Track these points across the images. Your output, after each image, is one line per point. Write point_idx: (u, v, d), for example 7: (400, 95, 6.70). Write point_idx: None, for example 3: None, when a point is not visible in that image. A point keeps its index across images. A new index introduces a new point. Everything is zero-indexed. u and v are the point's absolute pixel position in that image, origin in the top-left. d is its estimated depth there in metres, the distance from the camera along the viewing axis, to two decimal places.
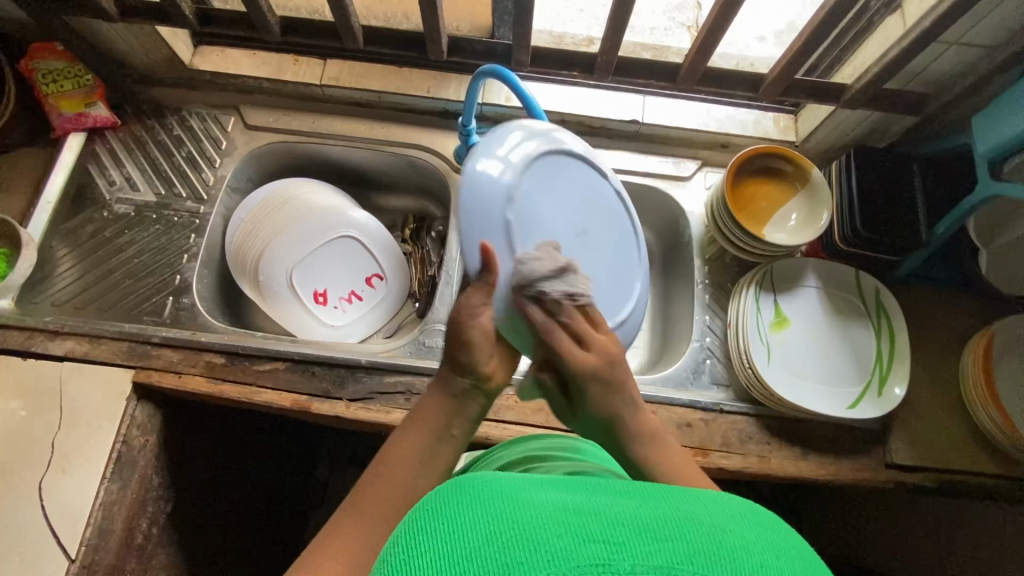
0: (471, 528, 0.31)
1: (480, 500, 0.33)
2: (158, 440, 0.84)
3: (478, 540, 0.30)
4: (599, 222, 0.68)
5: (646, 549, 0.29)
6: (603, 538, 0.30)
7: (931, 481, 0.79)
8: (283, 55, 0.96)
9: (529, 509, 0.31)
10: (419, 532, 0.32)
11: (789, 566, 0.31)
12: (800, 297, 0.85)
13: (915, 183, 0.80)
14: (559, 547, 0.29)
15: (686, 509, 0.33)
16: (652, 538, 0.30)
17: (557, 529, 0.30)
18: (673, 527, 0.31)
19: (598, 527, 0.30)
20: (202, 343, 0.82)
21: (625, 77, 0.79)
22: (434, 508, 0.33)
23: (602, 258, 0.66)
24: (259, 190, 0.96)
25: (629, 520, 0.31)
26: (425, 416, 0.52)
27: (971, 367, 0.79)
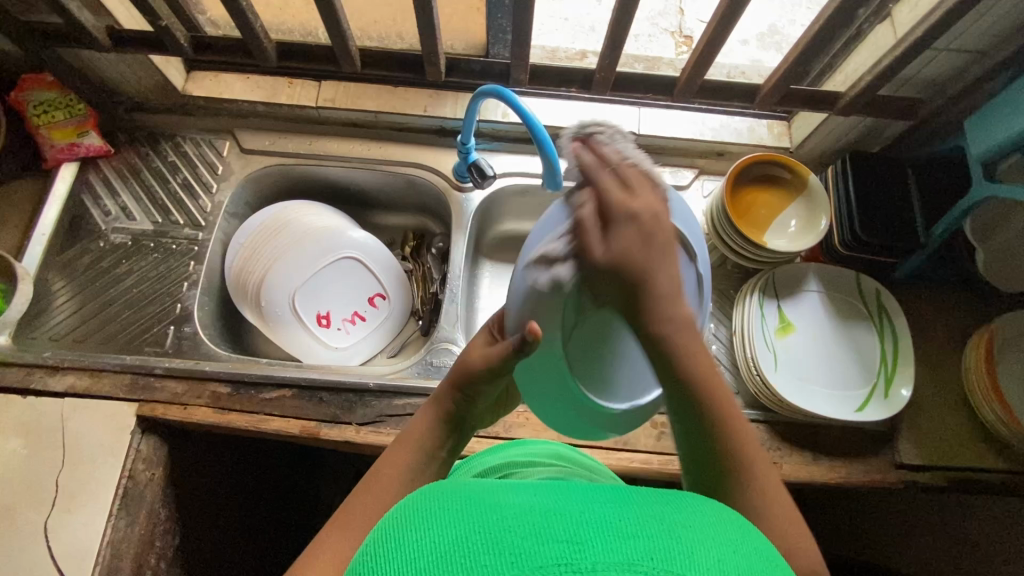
0: (437, 530, 0.32)
1: (445, 513, 0.34)
2: (165, 473, 0.83)
3: (440, 550, 0.31)
4: None
5: (608, 548, 0.30)
6: (563, 539, 0.30)
7: (940, 480, 0.80)
8: (277, 78, 0.95)
9: (493, 513, 0.33)
10: (383, 546, 0.32)
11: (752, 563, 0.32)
12: (803, 302, 0.86)
13: (910, 186, 0.81)
14: (522, 548, 0.30)
15: (649, 509, 0.34)
16: (614, 535, 0.31)
17: (520, 531, 0.31)
18: (638, 526, 0.32)
19: (561, 527, 0.31)
20: (206, 373, 0.81)
21: (623, 91, 0.79)
22: (407, 516, 0.34)
23: None
24: (257, 214, 0.96)
25: (593, 520, 0.32)
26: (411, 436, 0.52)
27: (974, 365, 0.80)
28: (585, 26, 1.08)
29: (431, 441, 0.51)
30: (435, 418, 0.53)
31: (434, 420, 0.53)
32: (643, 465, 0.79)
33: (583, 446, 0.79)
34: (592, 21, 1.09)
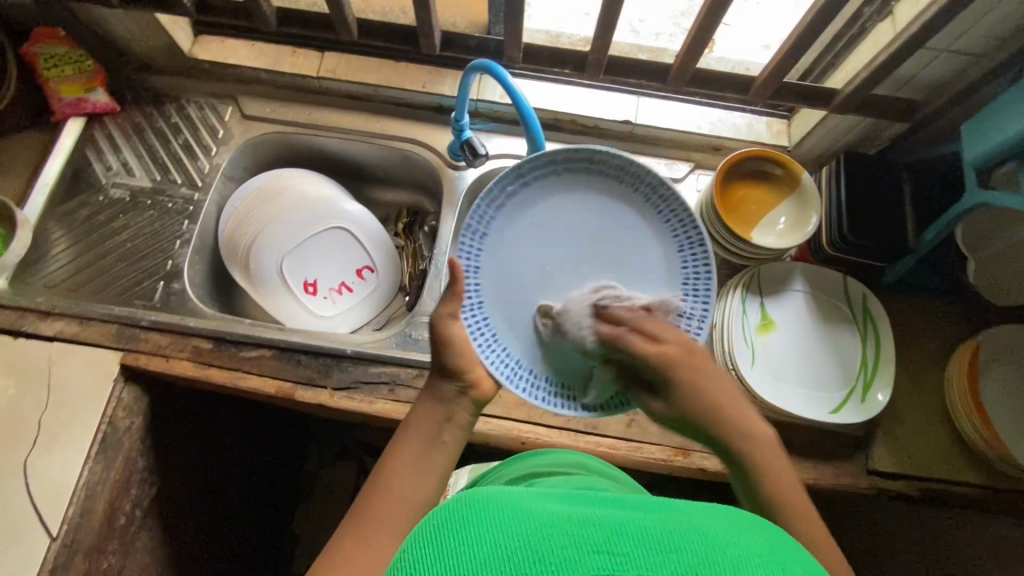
0: (486, 536, 0.34)
1: (491, 515, 0.36)
2: (145, 422, 0.85)
3: (492, 550, 0.33)
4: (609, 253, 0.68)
5: (651, 562, 0.33)
6: (609, 551, 0.33)
7: (912, 489, 0.79)
8: (282, 47, 0.97)
9: (533, 521, 0.35)
10: (434, 542, 0.35)
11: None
12: (787, 300, 0.85)
13: (903, 190, 0.80)
14: (566, 558, 0.32)
15: (684, 519, 0.36)
16: (660, 550, 0.33)
17: (564, 542, 0.33)
18: (674, 539, 0.34)
19: (603, 540, 0.34)
20: (190, 328, 0.83)
21: (616, 75, 0.78)
22: (443, 522, 0.36)
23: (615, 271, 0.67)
24: (254, 178, 0.97)
25: (631, 532, 0.34)
26: (422, 424, 0.58)
27: (957, 378, 0.79)
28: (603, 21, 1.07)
29: (434, 428, 0.58)
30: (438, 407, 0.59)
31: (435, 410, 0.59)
32: (610, 450, 0.79)
33: (552, 428, 0.80)
34: None
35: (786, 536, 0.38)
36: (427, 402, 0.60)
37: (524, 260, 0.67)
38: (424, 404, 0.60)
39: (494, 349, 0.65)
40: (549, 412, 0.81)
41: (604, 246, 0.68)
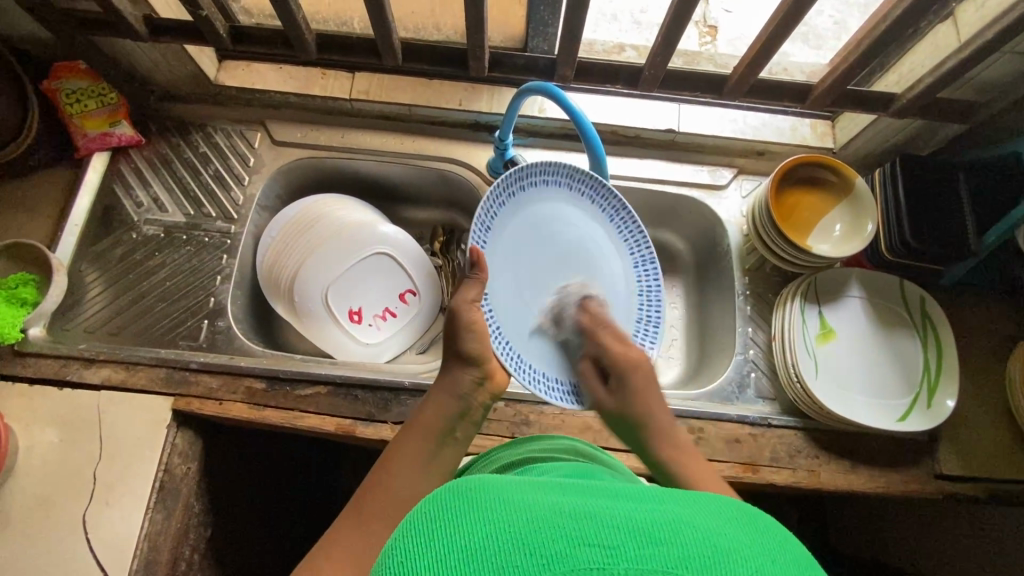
0: (468, 531, 0.31)
1: (473, 502, 0.32)
2: (199, 466, 0.83)
3: (474, 541, 0.30)
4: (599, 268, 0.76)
5: (644, 553, 0.29)
6: (597, 542, 0.29)
7: (980, 492, 0.79)
8: (311, 69, 0.94)
9: (521, 508, 0.31)
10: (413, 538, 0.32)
11: (787, 568, 0.31)
12: (844, 307, 0.84)
13: (962, 192, 0.79)
14: (554, 555, 0.29)
15: (684, 511, 0.32)
16: (650, 541, 0.30)
17: (549, 532, 0.30)
18: (665, 530, 0.30)
19: (592, 530, 0.30)
20: (242, 368, 0.81)
21: (670, 89, 0.76)
22: (423, 517, 0.33)
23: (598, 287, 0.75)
24: (289, 206, 0.95)
25: (625, 523, 0.30)
26: (424, 422, 0.60)
27: (1018, 376, 0.79)
28: (606, 15, 1.05)
29: (438, 428, 0.60)
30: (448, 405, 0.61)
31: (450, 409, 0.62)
32: None
33: (618, 450, 0.79)
34: (612, 8, 1.06)
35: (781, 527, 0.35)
36: (434, 400, 0.63)
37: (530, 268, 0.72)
38: (431, 401, 0.62)
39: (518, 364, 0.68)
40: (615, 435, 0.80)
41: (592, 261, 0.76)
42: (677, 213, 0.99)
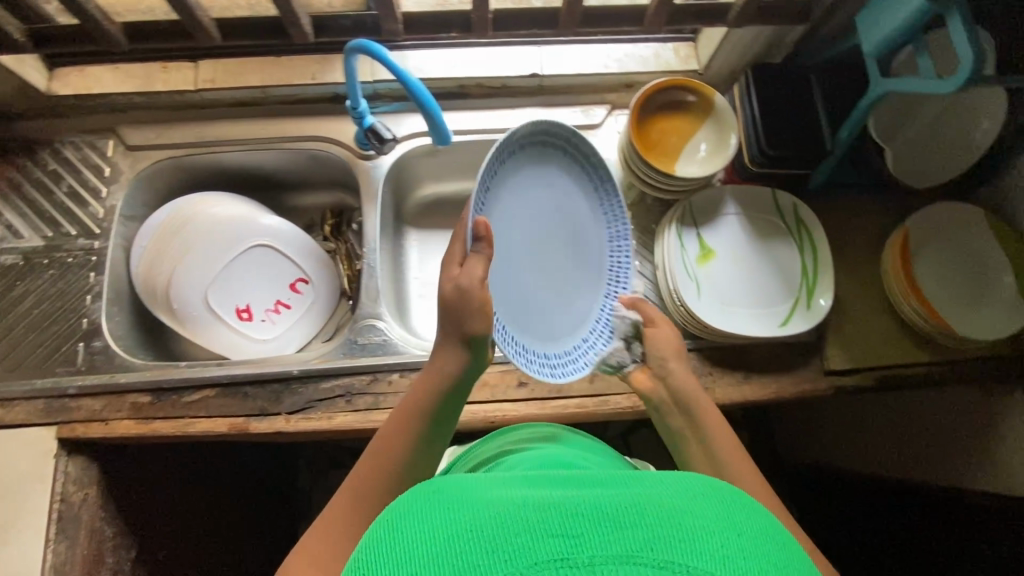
0: (439, 529, 0.34)
1: (446, 504, 0.35)
2: (101, 490, 0.81)
3: (445, 539, 0.33)
4: (572, 242, 0.73)
5: (603, 539, 0.32)
6: (561, 532, 0.32)
7: (867, 380, 0.82)
8: (151, 64, 0.89)
9: (490, 508, 0.34)
10: (384, 533, 0.34)
11: (743, 538, 0.34)
12: (722, 226, 0.85)
13: (814, 94, 0.80)
14: (519, 547, 0.32)
15: (643, 493, 0.36)
16: (611, 527, 0.33)
17: (515, 526, 0.33)
18: (628, 514, 0.33)
19: (557, 521, 0.33)
20: (123, 385, 0.78)
21: (507, 30, 0.73)
22: (400, 512, 0.36)
23: (565, 260, 0.72)
24: (158, 212, 0.91)
25: (588, 511, 0.34)
26: (403, 416, 0.61)
27: (892, 264, 0.81)
28: None
29: (418, 419, 0.61)
30: (434, 397, 0.61)
31: (441, 388, 0.61)
32: (578, 410, 0.79)
33: (516, 401, 0.79)
34: None
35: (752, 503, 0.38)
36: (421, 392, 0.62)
37: (521, 236, 0.66)
38: (413, 394, 0.62)
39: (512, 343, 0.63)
40: (512, 386, 0.80)
41: (566, 229, 0.72)
42: None
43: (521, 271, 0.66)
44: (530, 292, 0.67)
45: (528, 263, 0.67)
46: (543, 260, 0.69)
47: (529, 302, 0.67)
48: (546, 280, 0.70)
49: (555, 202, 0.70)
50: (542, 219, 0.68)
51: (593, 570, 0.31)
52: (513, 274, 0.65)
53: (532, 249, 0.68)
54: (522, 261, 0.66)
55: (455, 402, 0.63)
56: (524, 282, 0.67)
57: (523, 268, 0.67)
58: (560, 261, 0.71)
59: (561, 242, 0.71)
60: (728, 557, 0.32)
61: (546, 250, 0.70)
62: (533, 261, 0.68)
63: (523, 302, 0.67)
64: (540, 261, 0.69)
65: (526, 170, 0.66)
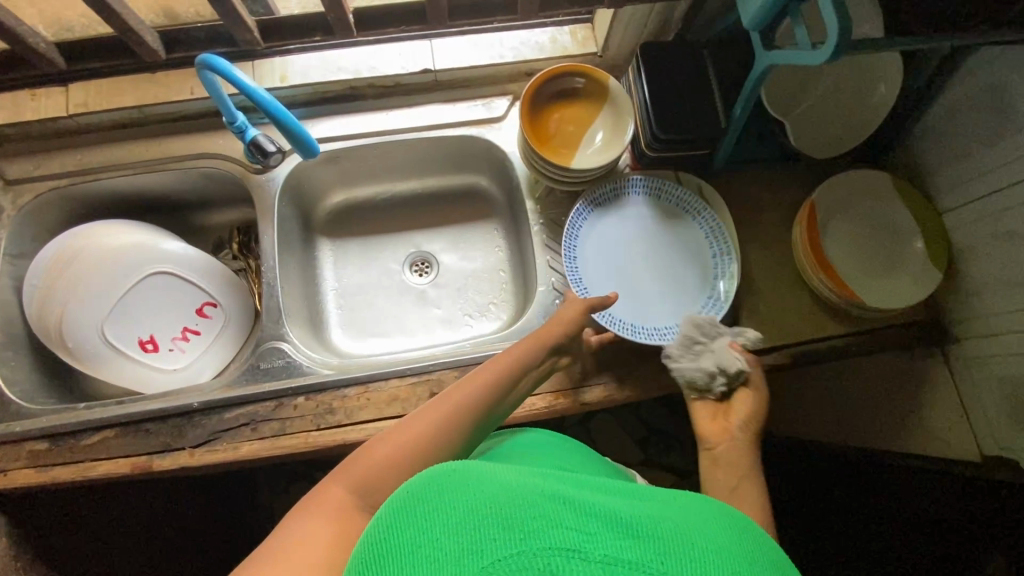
0: (456, 506, 0.35)
1: (472, 482, 0.37)
2: (10, 541, 0.78)
3: (464, 514, 0.34)
4: (672, 236, 0.82)
5: (618, 544, 0.33)
6: (577, 528, 0.34)
7: (787, 359, 0.80)
8: (16, 92, 0.84)
9: (513, 490, 0.36)
10: (406, 506, 0.36)
11: (747, 565, 0.36)
12: (628, 211, 0.83)
13: (706, 70, 0.77)
14: (536, 528, 0.33)
15: (659, 515, 0.38)
16: (625, 534, 0.34)
17: (534, 512, 0.34)
18: (644, 528, 0.35)
19: (575, 518, 0.34)
20: (18, 434, 0.76)
21: (371, 30, 0.69)
22: (421, 486, 0.37)
23: (667, 254, 0.82)
24: (48, 245, 0.87)
25: (613, 521, 0.35)
26: (458, 393, 0.55)
27: (801, 240, 0.79)
28: None
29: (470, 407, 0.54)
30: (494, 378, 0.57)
31: (509, 368, 0.58)
32: None
33: None
34: None
35: (768, 543, 0.40)
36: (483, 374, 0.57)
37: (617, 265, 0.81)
38: (467, 376, 0.57)
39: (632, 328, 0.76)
40: (423, 398, 0.78)
41: (655, 239, 0.82)
42: (468, 154, 0.95)
43: (632, 288, 0.80)
44: (644, 295, 0.80)
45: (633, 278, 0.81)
46: (647, 266, 0.81)
47: (654, 298, 0.80)
48: (660, 279, 0.81)
49: (633, 226, 0.83)
50: (630, 245, 0.82)
51: (604, 568, 0.32)
52: (621, 290, 0.80)
53: (634, 266, 0.81)
54: (624, 276, 0.80)
55: (516, 383, 0.60)
56: (639, 288, 0.80)
57: (633, 284, 0.80)
58: (664, 260, 0.82)
59: (658, 246, 0.82)
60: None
61: (646, 261, 0.82)
62: (636, 274, 0.81)
63: (648, 299, 0.80)
64: (643, 269, 0.81)
65: (599, 226, 0.82)
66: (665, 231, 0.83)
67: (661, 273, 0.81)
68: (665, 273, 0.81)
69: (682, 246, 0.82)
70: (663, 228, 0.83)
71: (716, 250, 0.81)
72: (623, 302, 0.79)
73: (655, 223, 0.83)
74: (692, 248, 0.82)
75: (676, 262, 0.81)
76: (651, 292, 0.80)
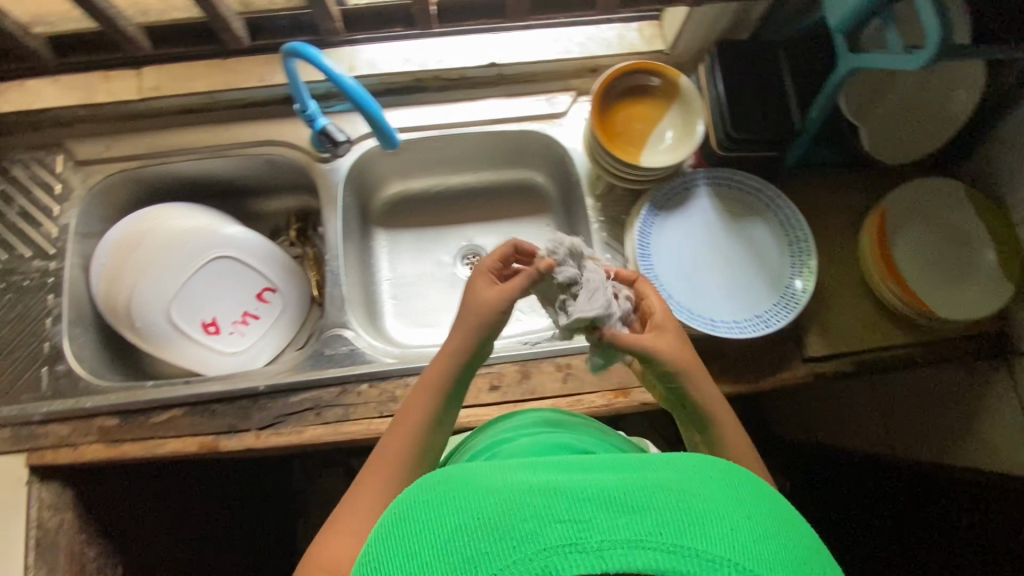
0: (446, 524, 0.36)
1: (456, 494, 0.38)
2: (77, 514, 0.80)
3: (453, 531, 0.36)
4: (742, 229, 0.82)
5: (612, 524, 0.34)
6: (568, 518, 0.34)
7: (847, 365, 0.80)
8: (90, 74, 0.86)
9: (493, 497, 0.36)
10: (403, 529, 0.38)
11: (751, 522, 0.36)
12: (700, 203, 0.82)
13: (782, 71, 0.76)
14: (528, 531, 0.34)
15: (657, 480, 0.38)
16: (619, 512, 0.35)
17: (522, 513, 0.35)
18: (634, 500, 0.35)
19: (563, 508, 0.35)
20: (89, 410, 0.78)
21: (452, 23, 0.69)
22: (411, 508, 0.39)
23: (737, 247, 0.81)
24: (115, 226, 0.88)
25: (606, 498, 0.35)
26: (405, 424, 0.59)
27: (869, 248, 0.79)
28: None
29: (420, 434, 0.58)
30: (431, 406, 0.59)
31: (435, 397, 0.60)
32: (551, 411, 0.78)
33: (489, 405, 0.78)
34: None
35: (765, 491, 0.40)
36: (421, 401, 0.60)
37: (685, 258, 0.81)
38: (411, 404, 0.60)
39: (700, 320, 0.76)
40: (483, 390, 0.79)
41: (725, 232, 0.82)
42: (527, 149, 0.95)
43: (701, 281, 0.80)
44: (713, 289, 0.80)
45: (702, 271, 0.80)
46: (715, 259, 0.81)
47: (722, 291, 0.79)
48: (729, 272, 0.80)
49: (704, 219, 0.82)
50: (699, 238, 0.82)
51: (602, 553, 0.33)
52: (689, 283, 0.80)
53: (703, 259, 0.81)
54: (693, 269, 0.80)
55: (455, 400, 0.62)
56: (708, 281, 0.80)
57: (702, 277, 0.80)
58: (733, 252, 0.81)
59: (728, 239, 0.82)
60: (738, 543, 0.35)
61: (715, 255, 0.81)
62: (705, 267, 0.81)
63: (717, 292, 0.79)
64: (712, 263, 0.81)
65: (669, 219, 0.82)
66: (736, 223, 0.82)
67: (731, 267, 0.81)
68: (734, 266, 0.81)
69: (753, 240, 0.81)
70: (734, 220, 0.82)
71: (790, 243, 0.79)
72: (692, 295, 0.79)
73: (726, 216, 0.82)
74: (763, 241, 0.81)
75: (746, 256, 0.81)
76: (720, 286, 0.80)
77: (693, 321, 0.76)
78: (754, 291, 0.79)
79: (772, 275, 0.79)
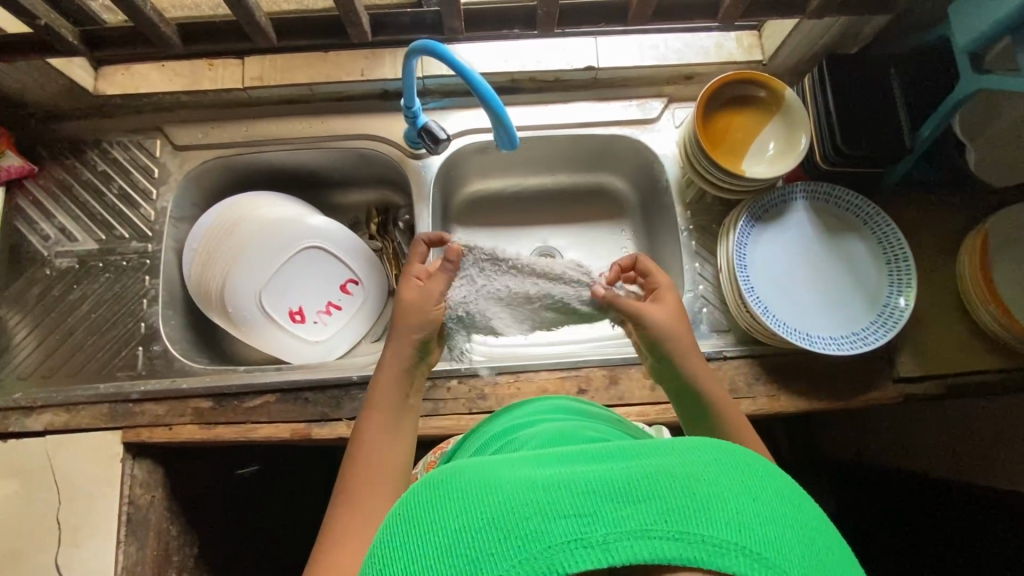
0: (445, 524, 0.33)
1: (457, 489, 0.34)
2: (165, 492, 0.82)
3: (454, 533, 0.32)
4: (838, 245, 0.81)
5: (619, 515, 0.30)
6: (574, 512, 0.31)
7: (940, 387, 0.79)
8: (195, 62, 0.87)
9: (490, 495, 0.33)
10: (398, 532, 0.34)
11: (765, 507, 0.32)
12: (797, 217, 0.82)
13: (893, 86, 0.75)
14: (534, 529, 0.31)
15: (665, 462, 0.33)
16: (626, 502, 0.31)
17: (524, 509, 0.31)
18: (640, 487, 0.31)
19: (567, 501, 0.31)
20: (185, 391, 0.79)
21: (571, 25, 0.70)
22: (405, 510, 0.36)
23: (832, 263, 0.81)
24: (209, 212, 0.90)
25: (610, 486, 0.32)
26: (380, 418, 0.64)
27: (969, 270, 0.77)
28: None
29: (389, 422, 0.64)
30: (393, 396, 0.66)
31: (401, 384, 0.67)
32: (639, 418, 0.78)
33: None
34: None
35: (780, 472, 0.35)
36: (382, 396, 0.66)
37: (779, 270, 0.80)
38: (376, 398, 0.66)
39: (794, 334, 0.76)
40: (571, 392, 0.79)
41: (821, 247, 0.81)
42: (613, 154, 0.95)
43: (794, 294, 0.79)
44: (807, 303, 0.79)
45: (795, 285, 0.80)
46: (809, 274, 0.81)
47: (816, 306, 0.79)
48: (823, 288, 0.80)
49: (800, 233, 0.82)
50: (792, 251, 0.81)
51: (609, 547, 0.30)
52: (783, 296, 0.79)
53: (797, 272, 0.81)
54: (787, 282, 0.80)
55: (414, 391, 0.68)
56: (801, 295, 0.80)
57: (796, 291, 0.80)
58: (828, 268, 0.81)
59: (823, 254, 0.81)
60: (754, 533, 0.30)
61: (809, 269, 0.81)
62: (798, 281, 0.80)
63: (811, 306, 0.79)
64: (806, 277, 0.80)
65: (764, 231, 0.82)
66: (833, 239, 0.81)
67: (825, 283, 0.80)
68: (828, 282, 0.80)
69: (850, 256, 0.80)
70: (831, 235, 0.81)
71: (889, 262, 0.79)
72: (785, 308, 0.78)
73: (822, 230, 0.82)
74: (860, 259, 0.80)
75: (842, 272, 0.80)
76: (813, 300, 0.79)
77: (789, 335, 0.76)
78: (851, 308, 0.78)
79: (869, 294, 0.79)
